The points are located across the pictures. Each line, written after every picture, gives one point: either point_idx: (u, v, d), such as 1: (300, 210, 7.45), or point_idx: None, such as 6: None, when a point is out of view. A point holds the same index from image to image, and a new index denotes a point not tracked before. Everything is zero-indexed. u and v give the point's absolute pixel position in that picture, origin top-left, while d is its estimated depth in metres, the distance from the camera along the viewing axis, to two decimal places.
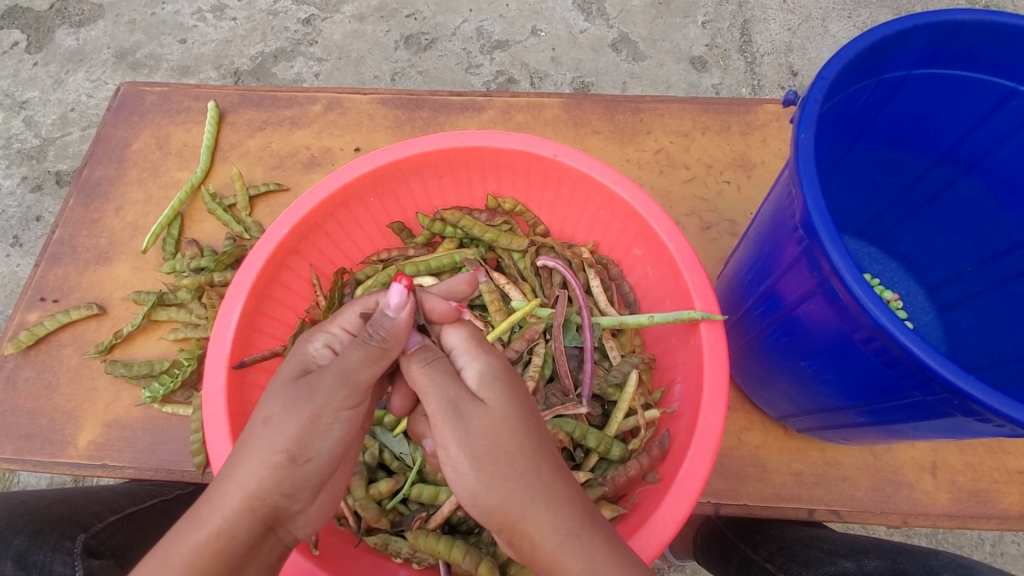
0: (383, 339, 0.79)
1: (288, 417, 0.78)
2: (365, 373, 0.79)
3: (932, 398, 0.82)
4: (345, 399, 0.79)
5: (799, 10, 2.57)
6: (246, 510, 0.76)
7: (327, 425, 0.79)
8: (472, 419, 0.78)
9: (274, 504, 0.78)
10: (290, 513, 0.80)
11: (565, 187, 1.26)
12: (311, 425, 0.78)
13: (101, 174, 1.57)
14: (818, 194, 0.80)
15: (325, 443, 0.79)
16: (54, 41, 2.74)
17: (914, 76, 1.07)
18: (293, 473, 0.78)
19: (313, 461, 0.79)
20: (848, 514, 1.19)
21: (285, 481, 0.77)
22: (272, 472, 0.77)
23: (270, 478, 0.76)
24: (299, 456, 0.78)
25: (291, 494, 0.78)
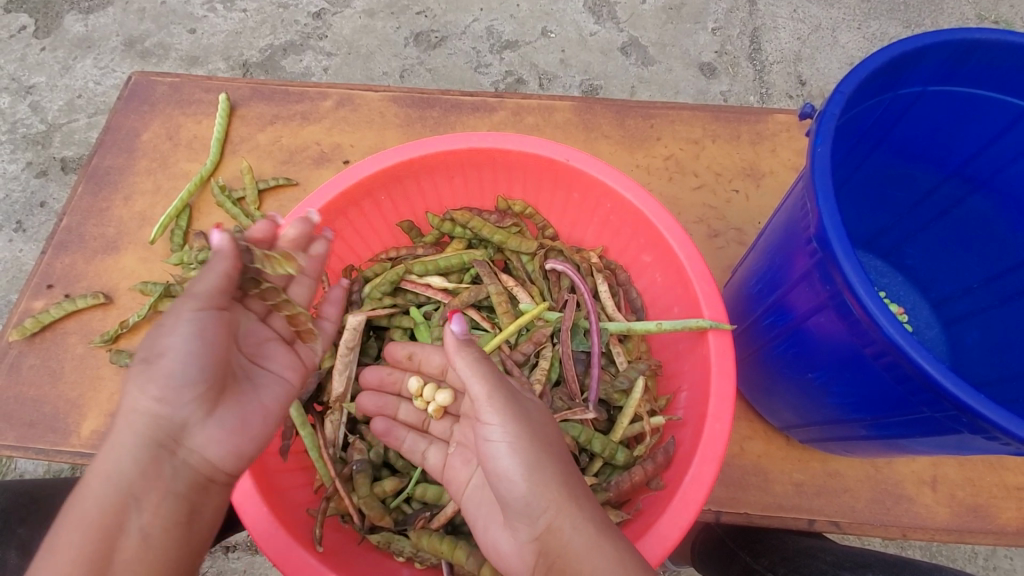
0: (208, 295, 0.85)
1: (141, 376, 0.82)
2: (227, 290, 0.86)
3: (940, 415, 0.82)
4: (186, 305, 0.85)
5: (809, 20, 2.57)
6: (134, 431, 0.81)
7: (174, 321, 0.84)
8: (527, 412, 0.88)
9: (155, 416, 0.82)
10: (178, 423, 0.83)
11: (576, 192, 1.27)
12: (164, 327, 0.83)
13: (110, 163, 1.56)
14: (833, 208, 0.80)
15: (175, 339, 0.83)
16: (63, 27, 2.74)
17: (929, 92, 1.07)
18: (151, 373, 0.82)
19: (165, 360, 0.83)
20: (848, 525, 1.20)
21: (147, 384, 0.82)
22: (139, 385, 0.82)
23: (149, 384, 0.81)
24: (151, 356, 0.83)
25: (164, 397, 0.82)
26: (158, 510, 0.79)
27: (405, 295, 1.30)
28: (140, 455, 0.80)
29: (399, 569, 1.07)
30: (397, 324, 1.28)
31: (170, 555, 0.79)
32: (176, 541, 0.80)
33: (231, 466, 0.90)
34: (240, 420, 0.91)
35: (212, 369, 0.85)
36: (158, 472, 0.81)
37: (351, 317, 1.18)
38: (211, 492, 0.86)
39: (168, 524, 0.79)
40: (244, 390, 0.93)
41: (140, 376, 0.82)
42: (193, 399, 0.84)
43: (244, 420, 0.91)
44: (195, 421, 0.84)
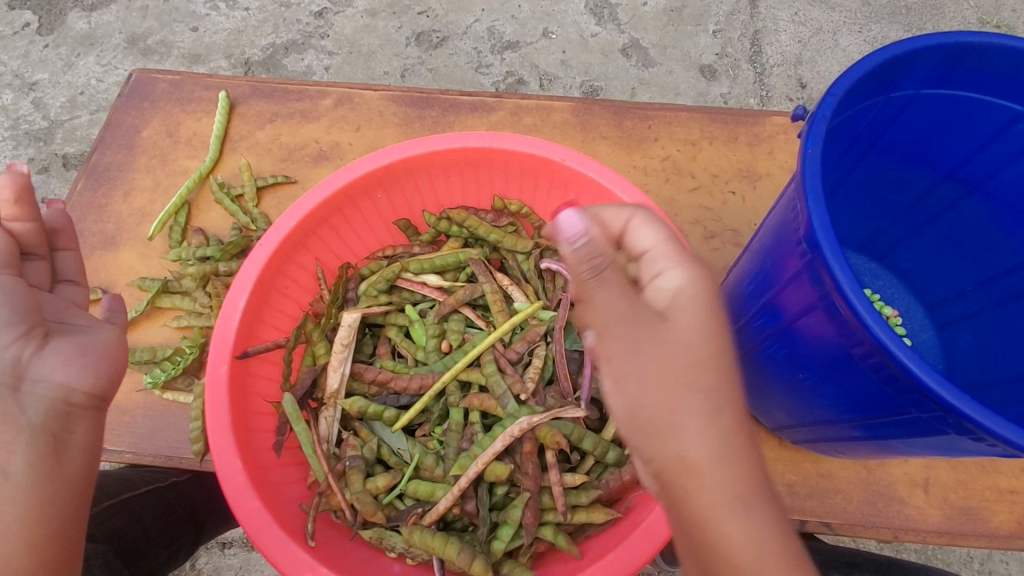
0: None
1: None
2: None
3: (927, 416, 0.83)
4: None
5: (810, 23, 2.58)
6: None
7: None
8: (660, 331, 0.80)
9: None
10: (9, 362, 0.88)
11: (572, 192, 1.27)
12: None
13: (109, 159, 1.57)
14: (822, 209, 0.81)
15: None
16: (66, 24, 2.75)
17: (922, 96, 1.08)
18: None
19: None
20: (840, 527, 1.21)
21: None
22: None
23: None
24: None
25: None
26: (13, 450, 0.87)
27: (401, 292, 1.31)
28: None
29: (391, 565, 1.09)
30: (392, 321, 1.29)
31: (40, 487, 0.88)
32: (44, 473, 0.89)
33: (94, 386, 0.94)
34: (82, 348, 0.95)
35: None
36: (4, 411, 0.87)
37: (345, 315, 1.19)
38: (76, 418, 0.93)
39: (32, 460, 0.88)
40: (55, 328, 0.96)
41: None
42: (13, 339, 0.90)
43: (85, 346, 0.96)
44: (30, 356, 0.90)
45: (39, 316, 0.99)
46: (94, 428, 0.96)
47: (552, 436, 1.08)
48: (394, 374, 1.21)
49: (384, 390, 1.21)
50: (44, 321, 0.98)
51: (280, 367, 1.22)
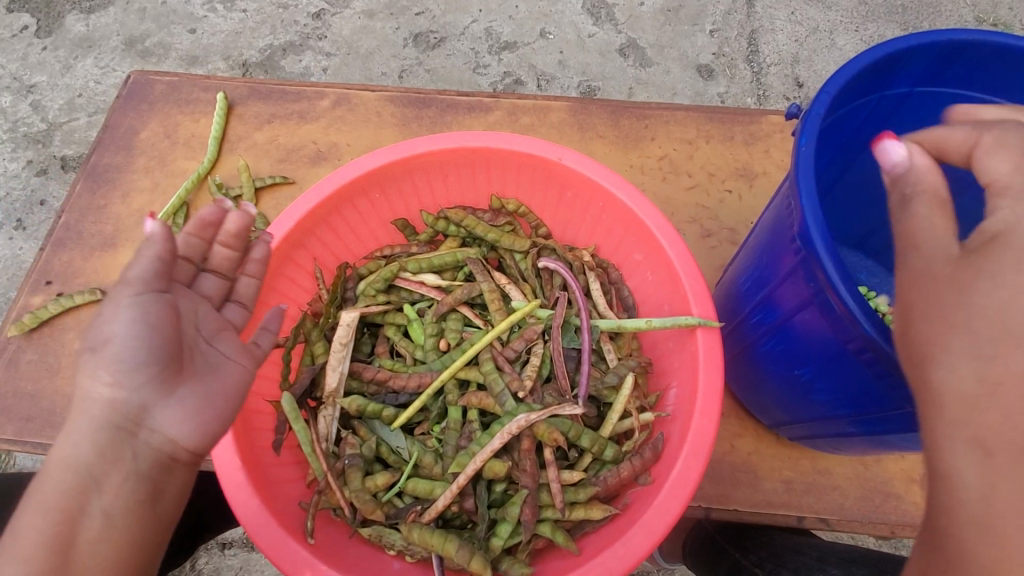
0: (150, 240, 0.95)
1: (97, 333, 0.90)
2: (138, 267, 0.92)
3: (922, 411, 0.83)
4: (127, 288, 0.91)
5: (806, 22, 2.58)
6: (88, 416, 0.86)
7: (118, 311, 0.89)
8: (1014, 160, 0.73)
9: (110, 399, 0.86)
10: (134, 406, 0.87)
11: (569, 191, 1.28)
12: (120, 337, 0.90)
13: (108, 160, 1.58)
14: (816, 206, 0.82)
15: (118, 326, 0.88)
16: (65, 27, 2.75)
17: (916, 93, 1.09)
18: (107, 361, 0.87)
19: (116, 344, 0.87)
20: (837, 522, 1.21)
21: (100, 370, 0.87)
22: (93, 376, 0.87)
23: (96, 379, 0.87)
24: (99, 344, 0.88)
25: (115, 380, 0.86)
26: (118, 492, 0.84)
27: (399, 292, 1.31)
28: (100, 438, 0.85)
29: (391, 562, 1.09)
30: (391, 321, 1.29)
31: (133, 536, 0.84)
32: (138, 520, 0.85)
33: (201, 445, 0.91)
34: (206, 400, 0.92)
35: (162, 349, 0.89)
36: (117, 454, 0.85)
37: (344, 314, 1.20)
38: (175, 470, 0.90)
39: (130, 505, 0.84)
40: (196, 365, 0.93)
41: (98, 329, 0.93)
42: (147, 382, 0.87)
43: (208, 397, 0.92)
44: (156, 402, 0.88)
45: (195, 335, 0.96)
46: (188, 477, 0.92)
47: (549, 434, 1.08)
48: (393, 373, 1.22)
49: (382, 389, 1.21)
50: (194, 345, 0.95)
51: (278, 367, 1.23)
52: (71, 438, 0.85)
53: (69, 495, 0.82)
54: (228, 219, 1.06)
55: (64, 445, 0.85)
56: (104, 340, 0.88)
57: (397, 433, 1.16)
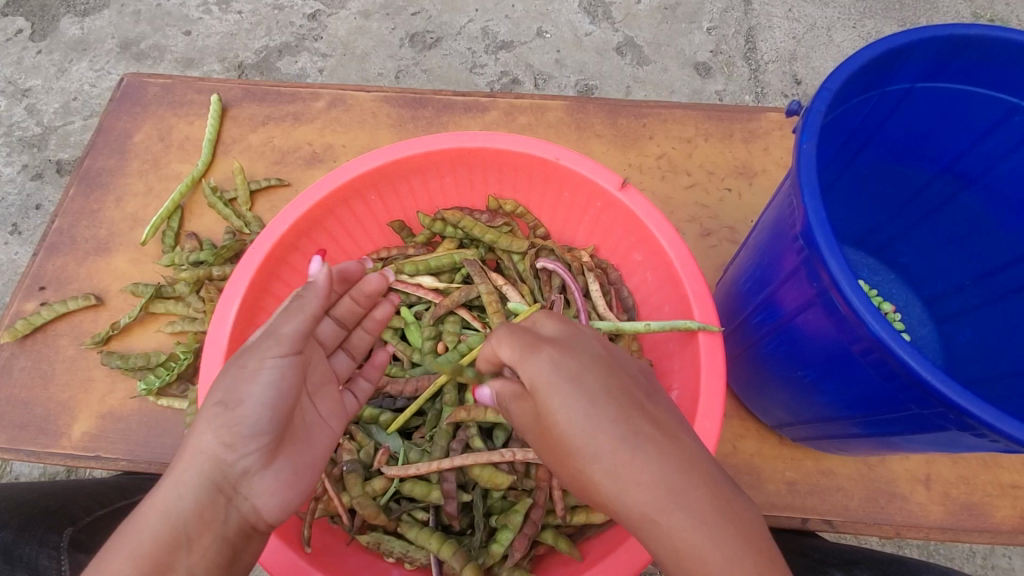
0: (307, 293, 0.97)
1: (222, 382, 0.89)
2: (286, 326, 0.93)
3: (928, 412, 0.82)
4: (271, 348, 0.92)
5: (804, 19, 2.57)
6: (195, 471, 0.84)
7: (254, 373, 0.89)
8: None
9: (221, 459, 0.85)
10: (237, 470, 0.86)
11: (567, 191, 1.26)
12: (245, 381, 0.88)
13: (101, 164, 1.56)
14: (819, 205, 0.80)
15: (253, 389, 0.88)
16: (59, 30, 2.74)
17: (917, 89, 1.07)
18: (228, 423, 0.85)
19: (245, 409, 0.87)
20: (841, 524, 1.20)
21: (221, 428, 0.85)
22: (209, 432, 0.85)
23: (212, 437, 0.85)
24: (230, 403, 0.86)
25: (231, 442, 0.85)
26: (206, 554, 0.81)
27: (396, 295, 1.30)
28: (202, 495, 0.83)
29: (390, 570, 1.08)
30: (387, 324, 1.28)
31: None
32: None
33: (277, 519, 0.91)
34: (293, 473, 0.93)
35: (275, 419, 0.89)
36: (213, 515, 0.83)
37: None
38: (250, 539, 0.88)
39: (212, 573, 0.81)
40: (301, 438, 0.95)
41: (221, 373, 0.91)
42: (255, 447, 0.87)
43: (296, 470, 0.93)
44: (256, 469, 0.88)
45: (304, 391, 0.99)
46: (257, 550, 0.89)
47: None
48: (389, 378, 1.21)
49: (379, 394, 1.20)
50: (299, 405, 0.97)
51: None
52: (172, 488, 0.82)
53: (162, 547, 0.78)
54: (369, 279, 1.10)
55: (162, 494, 0.82)
56: (229, 395, 0.87)
57: (393, 436, 1.14)
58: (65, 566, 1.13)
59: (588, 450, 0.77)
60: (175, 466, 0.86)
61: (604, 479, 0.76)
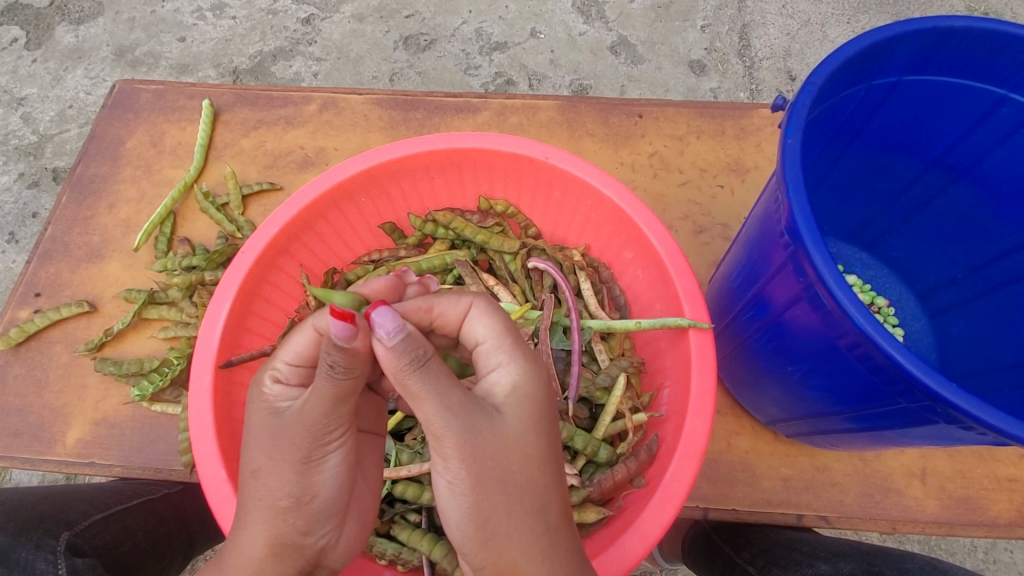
0: (347, 369, 0.75)
1: (278, 466, 0.80)
2: (345, 407, 0.79)
3: (916, 406, 0.82)
4: (332, 433, 0.80)
5: (798, 15, 2.56)
6: (271, 558, 0.79)
7: (321, 459, 0.81)
8: None
9: (297, 542, 0.81)
10: (316, 548, 0.83)
11: (557, 190, 1.26)
12: (303, 467, 0.79)
13: (94, 171, 1.57)
14: (803, 200, 0.80)
15: (323, 476, 0.82)
16: (53, 38, 2.74)
17: (904, 82, 1.07)
18: (303, 513, 0.80)
19: (318, 495, 0.82)
20: (837, 520, 1.19)
21: (287, 516, 0.80)
22: (280, 520, 0.79)
23: (285, 524, 0.80)
24: (303, 495, 0.80)
25: (309, 527, 0.81)
26: None
27: None
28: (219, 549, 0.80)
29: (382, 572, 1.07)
30: None
31: None
32: None
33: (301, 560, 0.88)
34: (362, 526, 0.91)
35: (339, 492, 0.84)
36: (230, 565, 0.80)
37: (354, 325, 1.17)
38: None
39: None
40: (362, 492, 0.92)
41: (262, 449, 0.81)
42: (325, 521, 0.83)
43: (365, 525, 0.91)
44: (330, 540, 0.85)
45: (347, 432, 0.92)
46: None
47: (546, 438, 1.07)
48: None
49: None
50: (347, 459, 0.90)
51: None
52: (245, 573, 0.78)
53: None
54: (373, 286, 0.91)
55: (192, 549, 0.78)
56: (294, 481, 0.80)
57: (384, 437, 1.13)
58: (62, 569, 1.14)
59: (540, 490, 0.76)
60: (236, 543, 0.80)
61: (533, 522, 0.75)
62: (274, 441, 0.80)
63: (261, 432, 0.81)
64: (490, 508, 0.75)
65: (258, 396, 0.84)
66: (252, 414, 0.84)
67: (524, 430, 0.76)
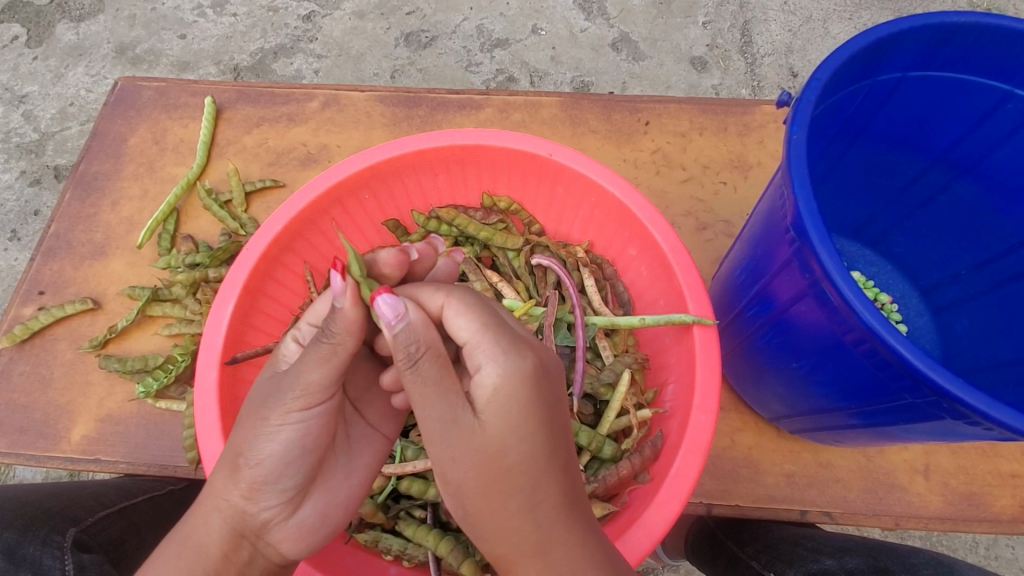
0: (335, 336, 0.77)
1: (245, 425, 0.82)
2: (313, 374, 0.79)
3: (921, 401, 0.82)
4: (295, 401, 0.80)
5: (799, 11, 2.56)
6: (218, 514, 0.81)
7: (279, 428, 0.80)
8: None
9: (241, 508, 0.81)
10: (259, 521, 0.82)
11: (560, 186, 1.26)
12: (262, 430, 0.80)
13: (97, 168, 1.57)
14: (809, 195, 0.80)
15: (275, 446, 0.80)
16: (54, 35, 2.74)
17: (909, 78, 1.07)
18: (247, 478, 0.80)
19: (268, 465, 0.81)
20: (840, 516, 1.19)
21: (239, 479, 0.81)
22: (229, 477, 0.81)
23: (232, 485, 0.81)
24: (250, 460, 0.80)
25: (251, 496, 0.81)
26: None
27: None
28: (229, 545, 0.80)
29: (388, 568, 1.07)
30: None
31: None
32: None
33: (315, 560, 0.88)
34: (323, 515, 0.89)
35: (297, 466, 0.83)
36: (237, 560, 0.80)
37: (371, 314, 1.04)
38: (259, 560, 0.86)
39: None
40: (333, 478, 0.91)
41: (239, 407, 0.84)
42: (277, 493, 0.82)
43: (327, 515, 0.89)
44: (279, 519, 0.84)
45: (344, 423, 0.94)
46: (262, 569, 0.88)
47: None
48: None
49: None
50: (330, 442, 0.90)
51: None
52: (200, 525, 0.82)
53: None
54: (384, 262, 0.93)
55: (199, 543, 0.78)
56: (249, 441, 0.80)
57: None
58: (69, 566, 1.15)
59: (529, 491, 0.74)
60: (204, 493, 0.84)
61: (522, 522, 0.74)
62: (250, 401, 0.83)
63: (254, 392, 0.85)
64: (479, 509, 0.76)
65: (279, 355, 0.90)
66: (267, 368, 0.90)
67: (507, 436, 0.73)
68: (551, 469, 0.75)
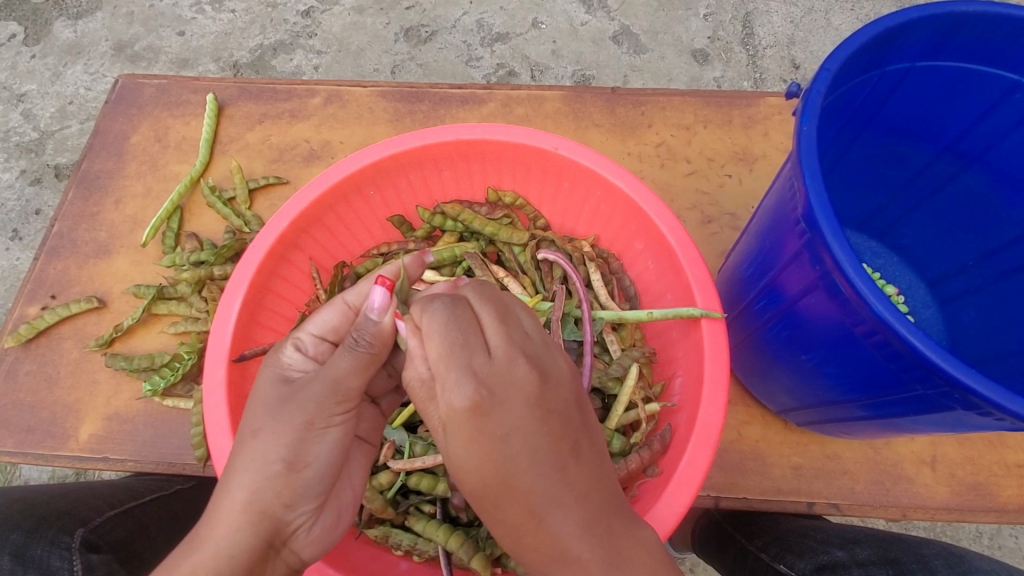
0: (371, 344, 0.83)
1: (281, 428, 0.81)
2: (357, 379, 0.84)
3: (933, 392, 0.82)
4: (338, 405, 0.83)
5: (801, 2, 2.55)
6: (249, 522, 0.76)
7: (322, 431, 0.82)
8: None
9: (276, 516, 0.79)
10: (291, 528, 0.81)
11: (565, 181, 1.26)
12: (304, 431, 0.81)
13: (99, 167, 1.56)
14: (820, 187, 0.80)
15: (322, 449, 0.83)
16: (52, 34, 2.73)
17: (916, 69, 1.06)
18: (290, 483, 0.80)
19: (309, 469, 0.82)
20: (848, 507, 1.20)
21: (278, 484, 0.79)
22: (267, 480, 0.78)
23: (269, 489, 0.78)
24: (296, 463, 0.80)
25: (292, 502, 0.80)
26: None
27: None
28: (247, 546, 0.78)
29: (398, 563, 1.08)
30: None
31: None
32: None
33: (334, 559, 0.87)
34: (338, 518, 0.90)
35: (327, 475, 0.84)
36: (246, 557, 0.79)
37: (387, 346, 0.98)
38: None
39: None
40: (344, 486, 0.93)
41: (268, 412, 0.83)
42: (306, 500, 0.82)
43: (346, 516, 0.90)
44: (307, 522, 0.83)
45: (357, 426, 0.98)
46: None
47: None
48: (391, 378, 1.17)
49: None
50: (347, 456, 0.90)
51: None
52: (220, 536, 0.75)
53: None
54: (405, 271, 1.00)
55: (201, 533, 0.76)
56: (291, 444, 0.80)
57: (398, 429, 1.13)
58: (76, 567, 1.15)
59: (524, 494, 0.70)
60: (218, 506, 0.78)
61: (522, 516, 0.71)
62: (281, 405, 0.82)
63: (275, 395, 0.84)
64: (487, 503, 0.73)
65: (276, 360, 0.89)
66: (264, 375, 0.89)
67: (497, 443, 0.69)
68: (552, 463, 0.70)
